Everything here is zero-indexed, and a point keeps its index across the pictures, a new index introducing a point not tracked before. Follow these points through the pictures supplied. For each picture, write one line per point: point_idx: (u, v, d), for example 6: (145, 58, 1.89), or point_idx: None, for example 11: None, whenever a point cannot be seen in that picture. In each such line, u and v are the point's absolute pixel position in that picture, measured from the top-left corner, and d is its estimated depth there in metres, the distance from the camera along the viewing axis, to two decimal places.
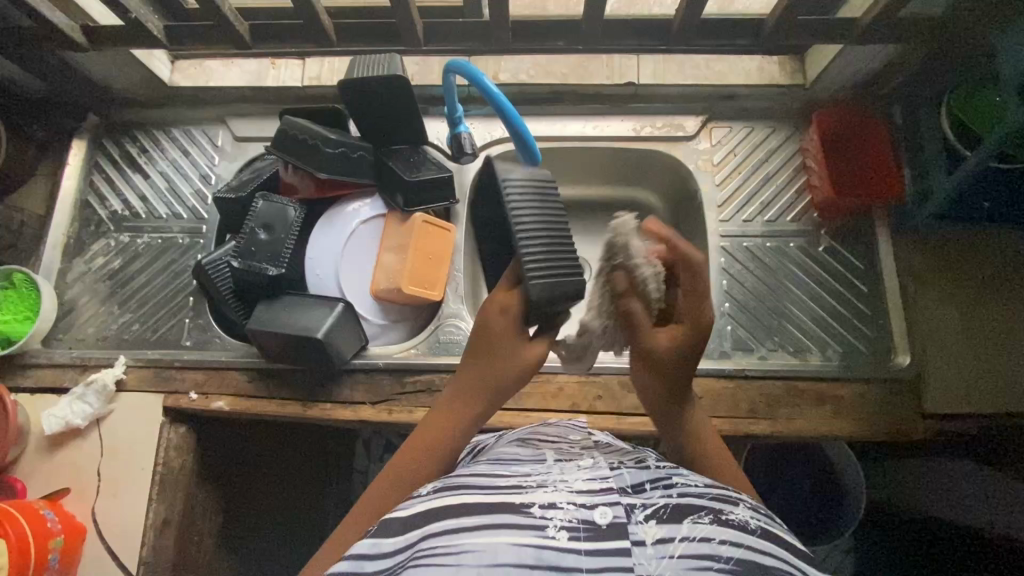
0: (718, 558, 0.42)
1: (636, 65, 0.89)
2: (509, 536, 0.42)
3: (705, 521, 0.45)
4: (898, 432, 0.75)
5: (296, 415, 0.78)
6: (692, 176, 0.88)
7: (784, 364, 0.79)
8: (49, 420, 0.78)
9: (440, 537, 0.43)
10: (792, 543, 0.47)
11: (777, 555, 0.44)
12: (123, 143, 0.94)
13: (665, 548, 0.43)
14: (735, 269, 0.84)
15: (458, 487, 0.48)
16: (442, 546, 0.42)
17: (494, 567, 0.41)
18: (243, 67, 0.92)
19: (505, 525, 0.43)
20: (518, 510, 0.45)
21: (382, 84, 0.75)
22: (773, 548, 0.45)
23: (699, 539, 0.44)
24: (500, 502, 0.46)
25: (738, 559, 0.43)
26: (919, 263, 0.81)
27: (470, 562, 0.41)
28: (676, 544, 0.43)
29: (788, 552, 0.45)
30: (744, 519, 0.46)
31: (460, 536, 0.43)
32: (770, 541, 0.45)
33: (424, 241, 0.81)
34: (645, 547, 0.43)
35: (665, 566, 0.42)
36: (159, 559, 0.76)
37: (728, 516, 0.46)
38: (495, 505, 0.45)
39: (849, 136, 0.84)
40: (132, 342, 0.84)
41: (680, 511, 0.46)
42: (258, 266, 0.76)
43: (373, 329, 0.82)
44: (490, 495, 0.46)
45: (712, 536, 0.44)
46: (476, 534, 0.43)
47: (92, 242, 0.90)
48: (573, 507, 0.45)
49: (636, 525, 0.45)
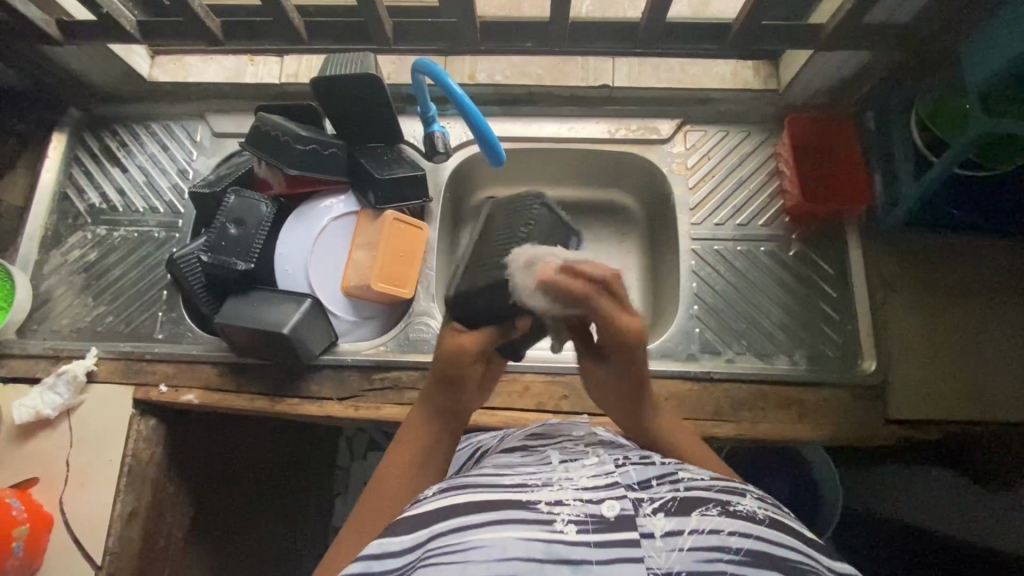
0: (728, 550, 0.42)
1: (611, 67, 0.89)
2: (515, 531, 0.43)
3: (714, 513, 0.45)
4: (861, 437, 0.75)
5: (264, 409, 0.79)
6: (666, 179, 0.89)
7: (749, 368, 0.79)
8: (19, 410, 0.79)
9: (449, 535, 0.43)
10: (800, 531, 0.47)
11: (789, 546, 0.44)
12: (103, 136, 0.95)
13: (674, 541, 0.43)
14: (705, 271, 0.84)
15: (469, 486, 0.48)
16: (452, 543, 0.43)
17: (506, 562, 0.41)
18: (221, 64, 0.93)
19: (511, 520, 0.44)
20: (526, 507, 0.45)
21: (354, 83, 0.76)
22: (784, 537, 0.45)
23: (709, 530, 0.44)
24: (504, 499, 0.46)
25: (749, 549, 0.42)
26: (889, 267, 0.80)
27: (478, 559, 0.41)
28: (685, 536, 0.44)
29: (795, 538, 0.45)
30: (751, 509, 0.46)
31: (466, 532, 0.43)
32: (781, 531, 0.45)
33: (397, 238, 0.82)
34: (653, 540, 0.44)
35: (675, 559, 0.42)
36: (125, 550, 0.77)
37: (736, 507, 0.46)
38: (503, 501, 0.46)
39: (818, 142, 0.84)
40: (105, 334, 0.85)
41: (687, 504, 0.46)
42: (226, 261, 0.76)
43: (344, 326, 0.83)
44: (496, 493, 0.47)
45: (720, 528, 0.44)
46: (482, 530, 0.43)
47: (69, 235, 0.90)
48: (580, 503, 0.46)
49: (642, 517, 0.45)
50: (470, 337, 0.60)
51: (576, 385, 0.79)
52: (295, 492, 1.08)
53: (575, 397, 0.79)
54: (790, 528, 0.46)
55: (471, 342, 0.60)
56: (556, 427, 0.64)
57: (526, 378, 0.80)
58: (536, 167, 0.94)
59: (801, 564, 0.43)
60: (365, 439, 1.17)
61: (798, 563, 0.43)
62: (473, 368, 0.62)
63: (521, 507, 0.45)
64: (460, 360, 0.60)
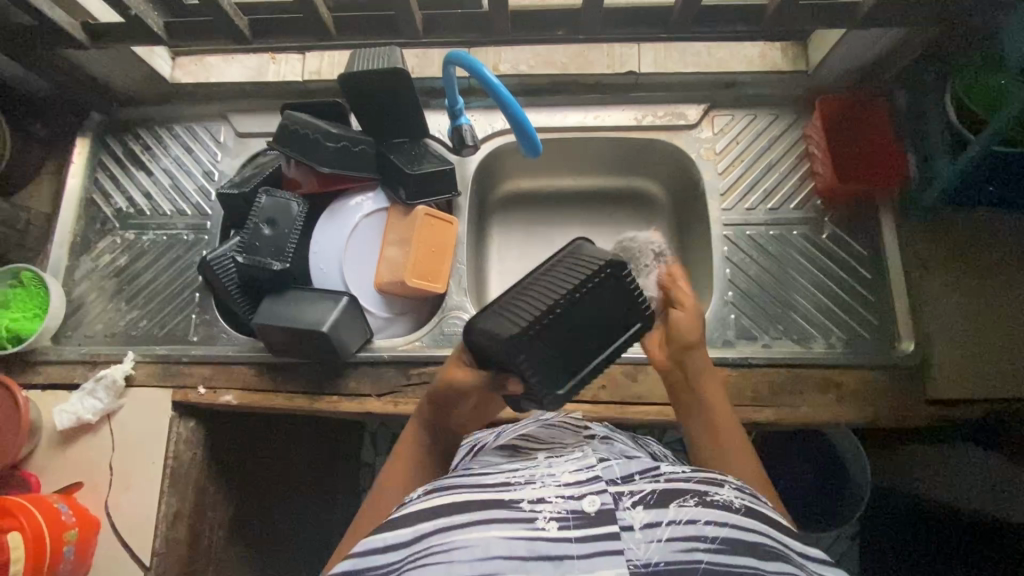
0: (704, 539, 0.43)
1: (637, 53, 0.88)
2: (498, 531, 0.43)
3: (690, 504, 0.45)
4: (898, 420, 0.75)
5: (302, 408, 0.79)
6: (694, 165, 0.88)
7: (788, 352, 0.79)
8: (61, 415, 0.80)
9: (435, 535, 0.43)
10: (773, 518, 0.47)
11: (761, 532, 0.45)
12: (126, 141, 0.94)
13: (653, 533, 0.43)
14: (738, 257, 0.84)
15: (449, 486, 0.47)
16: (436, 544, 0.43)
17: (488, 561, 0.41)
18: (243, 63, 0.92)
19: (493, 520, 0.43)
20: (507, 506, 0.45)
21: (383, 77, 0.75)
22: (757, 524, 0.45)
23: (685, 521, 0.44)
24: (486, 498, 0.45)
25: (724, 537, 0.43)
26: (924, 249, 0.80)
27: (463, 558, 0.41)
28: (664, 528, 0.43)
29: (768, 526, 0.46)
30: (727, 499, 0.46)
31: (449, 531, 0.43)
32: (755, 518, 0.46)
33: (428, 234, 0.81)
34: (633, 532, 0.43)
35: (654, 549, 0.42)
36: (171, 550, 0.77)
37: (713, 497, 0.46)
38: (483, 500, 0.45)
39: (853, 122, 0.83)
40: (140, 338, 0.85)
41: (666, 495, 0.46)
42: (262, 261, 0.76)
43: (378, 323, 0.83)
44: (476, 491, 0.46)
45: (698, 518, 0.44)
46: (466, 529, 0.43)
47: (98, 240, 0.91)
48: (561, 499, 0.45)
49: (623, 511, 0.45)
50: (465, 372, 0.60)
51: (613, 375, 0.79)
52: (326, 489, 1.09)
53: (613, 387, 0.78)
54: (765, 516, 0.47)
55: (463, 377, 0.60)
56: (551, 430, 0.64)
57: None
58: (562, 157, 0.93)
59: (771, 548, 0.44)
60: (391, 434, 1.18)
61: (770, 546, 0.44)
62: (466, 402, 0.61)
63: (503, 505, 0.45)
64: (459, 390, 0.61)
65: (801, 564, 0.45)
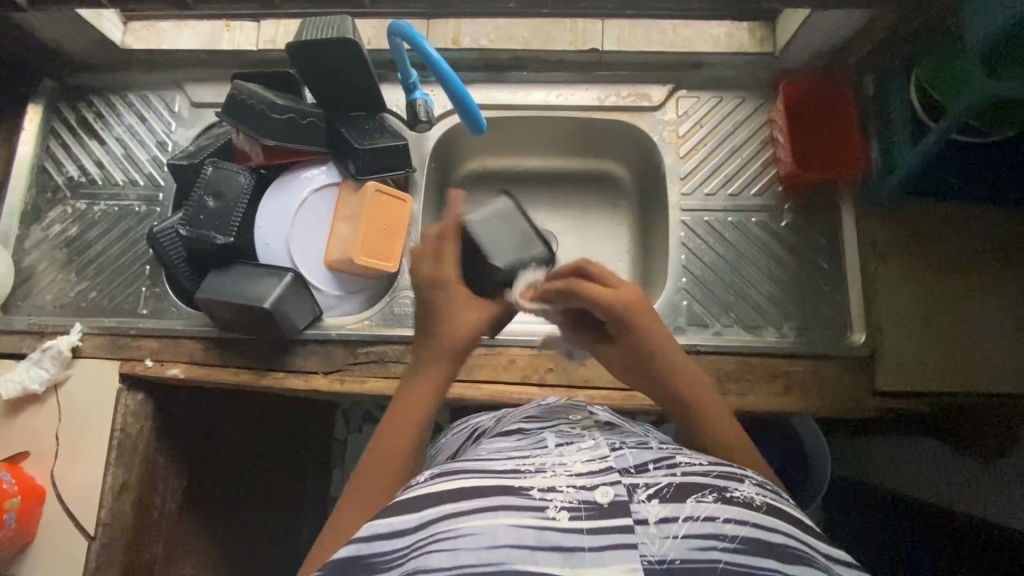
0: (723, 538, 0.42)
1: (601, 30, 0.86)
2: (507, 519, 0.42)
3: (709, 500, 0.45)
4: (847, 409, 0.75)
5: (249, 383, 0.79)
6: (656, 147, 0.86)
7: (738, 340, 0.78)
8: (6, 384, 0.79)
9: (440, 523, 0.42)
10: (797, 517, 0.47)
11: (784, 531, 0.44)
12: (79, 108, 0.92)
13: (669, 529, 0.43)
14: (695, 243, 0.83)
15: (459, 471, 0.47)
16: (443, 530, 0.42)
17: (495, 550, 0.41)
18: (196, 30, 0.90)
19: (502, 508, 0.43)
20: (517, 493, 0.44)
21: (331, 47, 0.73)
22: (781, 522, 0.44)
23: (703, 518, 0.43)
24: (495, 486, 0.45)
25: (744, 537, 0.42)
26: (882, 237, 0.78)
27: (468, 547, 0.41)
28: (680, 524, 0.43)
29: (794, 525, 0.45)
30: (749, 496, 0.46)
31: (458, 519, 0.42)
32: (779, 517, 0.45)
33: (377, 211, 0.80)
34: (648, 527, 0.43)
35: (670, 546, 0.42)
36: (117, 522, 0.77)
37: (733, 493, 0.46)
38: (492, 488, 0.44)
39: (813, 109, 0.82)
40: (90, 310, 0.85)
41: (684, 489, 0.45)
42: (206, 235, 0.75)
43: (330, 300, 0.82)
44: (489, 478, 0.46)
45: (716, 515, 0.43)
46: (475, 517, 0.42)
47: (49, 210, 0.89)
48: (574, 489, 0.45)
49: (637, 504, 0.44)
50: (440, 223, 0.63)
51: (561, 358, 0.79)
52: (291, 464, 1.10)
53: (561, 370, 0.78)
54: (788, 515, 0.46)
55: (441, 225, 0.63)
56: (552, 409, 0.64)
57: (513, 350, 0.79)
58: (525, 136, 0.92)
59: (792, 548, 0.43)
60: (361, 411, 1.19)
61: (793, 548, 0.43)
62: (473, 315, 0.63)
63: (512, 493, 0.44)
64: (424, 255, 0.63)
65: (826, 567, 0.44)
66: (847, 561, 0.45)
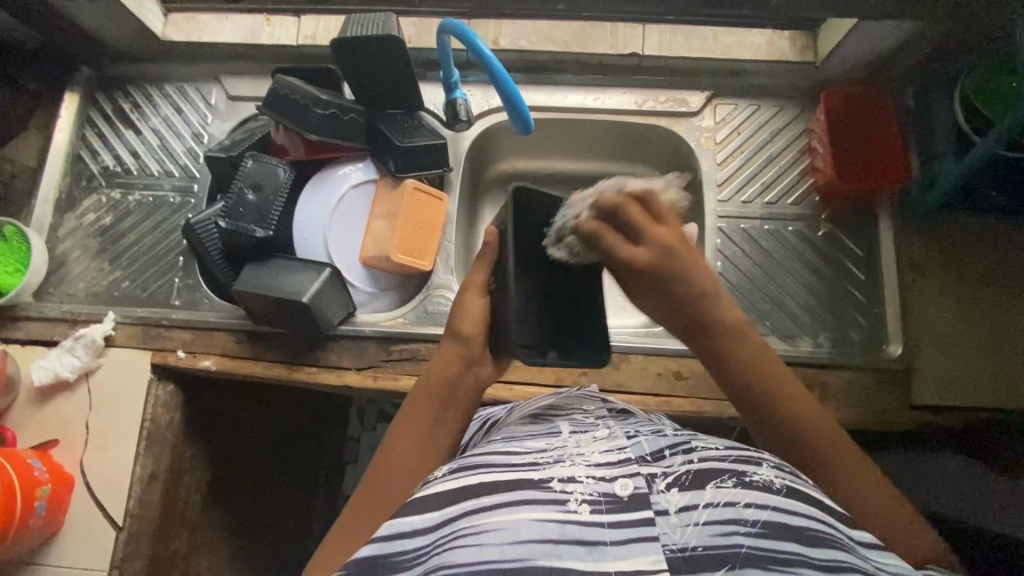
0: (743, 522, 0.43)
1: (641, 35, 0.86)
2: (528, 513, 0.43)
3: (728, 485, 0.45)
4: (884, 422, 0.74)
5: (281, 377, 0.79)
6: (693, 153, 0.86)
7: (774, 348, 0.78)
8: (39, 371, 0.79)
9: (463, 520, 0.44)
10: (818, 497, 0.46)
11: (805, 514, 0.44)
12: (115, 98, 0.93)
13: (689, 517, 0.44)
14: (731, 250, 0.83)
15: (480, 466, 0.48)
16: (466, 526, 0.43)
17: (519, 544, 0.41)
18: (237, 23, 0.90)
19: (523, 503, 0.43)
20: (539, 486, 0.45)
21: (376, 44, 0.73)
22: (802, 505, 0.44)
23: (723, 504, 0.44)
24: (514, 479, 0.46)
25: (764, 521, 0.43)
26: (918, 247, 0.79)
27: (492, 542, 0.42)
28: (700, 511, 0.44)
29: (816, 507, 0.45)
30: (768, 479, 0.46)
31: (480, 515, 0.43)
32: (800, 498, 0.45)
33: (415, 208, 0.80)
34: (668, 516, 0.44)
35: (691, 534, 0.43)
36: (146, 512, 0.77)
37: (752, 477, 0.46)
38: (514, 482, 0.45)
39: (857, 115, 0.81)
40: (122, 299, 0.85)
41: (702, 477, 0.46)
42: (246, 228, 0.75)
43: (363, 296, 0.82)
44: (510, 471, 0.47)
45: (736, 500, 0.44)
46: (496, 513, 0.43)
47: (84, 198, 0.89)
48: (592, 481, 0.46)
49: (657, 494, 0.45)
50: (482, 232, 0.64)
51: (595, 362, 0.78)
52: (309, 460, 1.10)
53: (595, 374, 0.78)
54: (810, 496, 0.46)
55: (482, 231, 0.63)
56: (567, 398, 0.63)
57: None
58: (561, 139, 0.92)
59: (816, 531, 0.43)
60: (377, 410, 1.19)
61: (816, 531, 0.43)
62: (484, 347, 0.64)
63: (532, 487, 0.45)
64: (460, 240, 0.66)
65: (850, 546, 0.44)
66: (872, 541, 0.45)
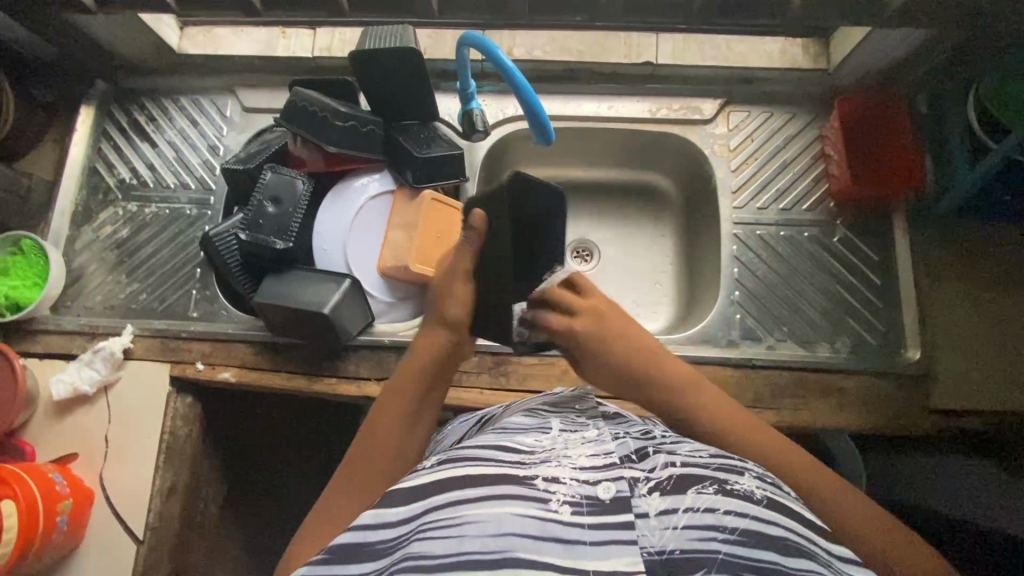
0: (723, 529, 0.39)
1: (655, 44, 0.86)
2: (510, 507, 0.40)
3: (709, 492, 0.42)
4: (902, 428, 0.75)
5: (301, 388, 0.79)
6: (707, 160, 0.87)
7: (793, 355, 0.78)
8: (59, 385, 0.79)
9: (443, 510, 0.41)
10: (803, 513, 0.43)
11: (783, 525, 0.40)
12: (131, 111, 0.93)
13: (669, 520, 0.40)
14: (747, 257, 0.83)
15: (466, 460, 0.46)
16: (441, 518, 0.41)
17: (500, 538, 0.39)
18: (253, 36, 0.91)
19: (508, 497, 0.41)
20: (521, 483, 0.43)
21: (394, 55, 0.74)
22: (779, 516, 0.41)
23: (704, 510, 0.40)
24: (500, 474, 0.44)
25: (744, 529, 0.39)
26: (935, 254, 0.79)
27: (472, 534, 0.39)
28: (680, 515, 0.40)
29: (795, 519, 0.42)
30: (749, 488, 0.42)
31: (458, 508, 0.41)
32: (779, 511, 0.42)
33: (433, 220, 0.80)
34: (648, 519, 0.41)
35: (669, 538, 0.39)
36: (165, 525, 0.77)
37: (732, 485, 0.43)
38: (497, 477, 0.43)
39: (871, 121, 0.81)
40: (139, 311, 0.85)
41: (684, 481, 0.43)
42: (265, 240, 0.75)
43: (380, 307, 0.82)
44: (493, 467, 0.45)
45: (716, 507, 0.41)
46: (476, 506, 0.41)
47: (100, 211, 0.90)
48: (575, 482, 0.43)
49: (638, 497, 0.42)
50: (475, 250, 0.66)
51: None
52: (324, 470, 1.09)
53: None
54: (788, 508, 0.42)
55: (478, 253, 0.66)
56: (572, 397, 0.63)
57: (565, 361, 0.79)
58: (575, 148, 0.92)
59: (796, 545, 0.40)
60: None
61: (796, 543, 0.40)
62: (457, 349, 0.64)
63: (516, 483, 0.43)
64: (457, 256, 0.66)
65: (827, 562, 0.40)
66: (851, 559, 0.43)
